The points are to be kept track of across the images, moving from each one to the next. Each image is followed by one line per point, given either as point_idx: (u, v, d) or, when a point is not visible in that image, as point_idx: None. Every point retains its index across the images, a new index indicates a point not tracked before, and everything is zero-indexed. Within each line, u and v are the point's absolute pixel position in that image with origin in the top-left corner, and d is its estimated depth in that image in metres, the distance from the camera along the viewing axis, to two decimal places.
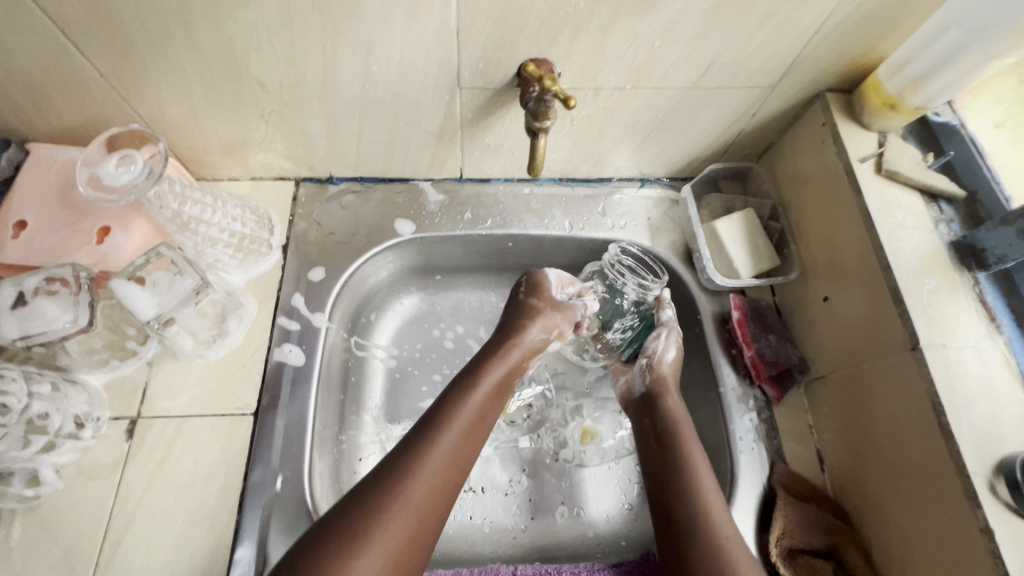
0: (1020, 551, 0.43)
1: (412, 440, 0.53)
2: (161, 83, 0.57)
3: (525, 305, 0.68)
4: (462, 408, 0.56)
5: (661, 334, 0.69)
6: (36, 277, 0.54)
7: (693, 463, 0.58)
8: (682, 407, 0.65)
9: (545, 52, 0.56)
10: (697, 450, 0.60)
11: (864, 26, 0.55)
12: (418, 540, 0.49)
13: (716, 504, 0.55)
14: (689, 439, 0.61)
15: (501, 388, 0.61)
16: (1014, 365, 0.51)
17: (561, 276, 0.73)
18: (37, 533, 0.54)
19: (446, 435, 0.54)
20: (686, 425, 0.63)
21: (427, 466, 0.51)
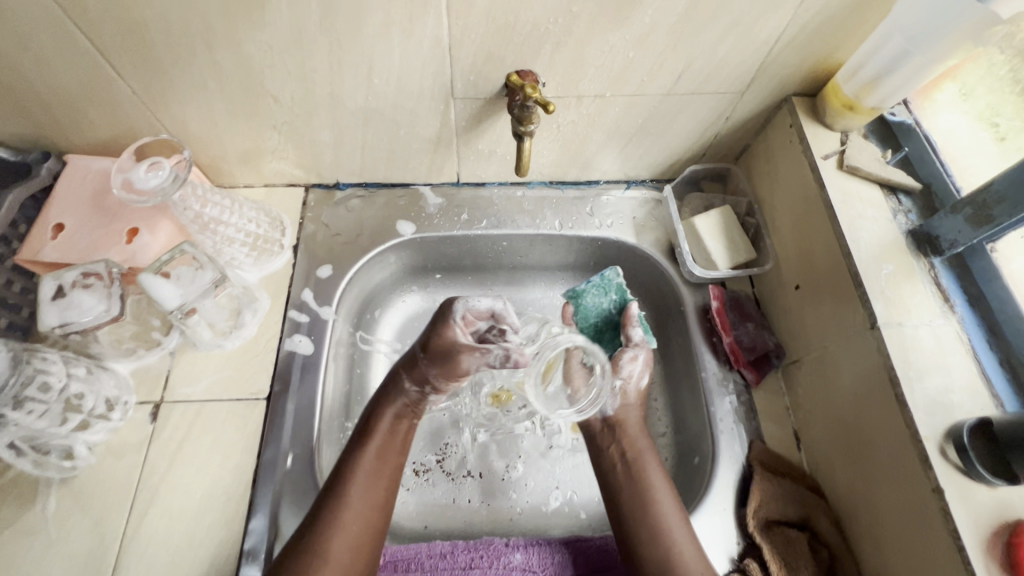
0: (967, 509, 0.47)
1: (320, 510, 0.57)
2: (186, 98, 0.64)
3: (406, 359, 0.66)
4: (360, 469, 0.59)
5: (639, 357, 0.69)
6: (74, 272, 0.61)
7: (658, 495, 0.60)
8: (645, 440, 0.66)
9: (530, 64, 0.62)
10: (662, 483, 0.62)
11: (820, 35, 0.60)
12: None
13: (688, 543, 0.57)
14: (653, 473, 0.63)
15: (393, 441, 0.64)
16: (966, 341, 0.55)
17: (468, 314, 0.65)
18: (71, 504, 0.60)
19: (353, 498, 0.57)
20: (650, 455, 0.65)
21: (342, 532, 0.55)
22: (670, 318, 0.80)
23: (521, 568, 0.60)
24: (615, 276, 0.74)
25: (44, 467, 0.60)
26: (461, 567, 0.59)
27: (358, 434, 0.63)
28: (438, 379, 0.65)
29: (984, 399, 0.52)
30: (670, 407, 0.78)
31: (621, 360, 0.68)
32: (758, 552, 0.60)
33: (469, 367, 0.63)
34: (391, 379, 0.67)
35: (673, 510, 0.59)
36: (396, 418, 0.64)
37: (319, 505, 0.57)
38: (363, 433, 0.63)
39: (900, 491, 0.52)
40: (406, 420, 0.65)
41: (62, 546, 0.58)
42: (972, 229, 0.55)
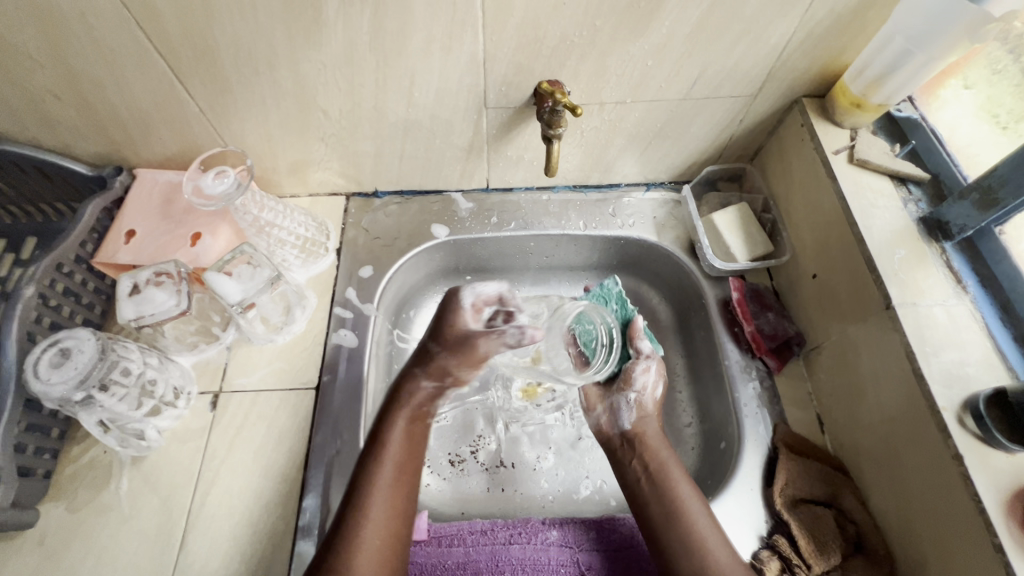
0: (988, 473, 0.49)
1: (339, 529, 0.57)
2: (246, 115, 0.71)
3: (419, 354, 0.69)
4: (376, 482, 0.59)
5: (651, 368, 0.69)
6: (148, 271, 0.67)
7: (685, 503, 0.60)
8: (669, 451, 0.66)
9: (557, 74, 0.67)
10: (690, 494, 0.61)
11: (826, 39, 0.65)
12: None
13: (723, 551, 0.56)
14: (681, 483, 0.62)
15: (408, 449, 0.64)
16: (979, 319, 0.58)
17: (477, 301, 0.69)
18: (142, 483, 0.65)
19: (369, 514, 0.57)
20: (674, 466, 0.64)
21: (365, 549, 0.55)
22: (693, 312, 0.84)
23: (558, 544, 0.63)
24: (614, 285, 0.75)
25: (123, 445, 0.65)
26: (502, 543, 0.63)
27: (371, 445, 0.63)
28: (459, 370, 0.68)
29: (998, 371, 0.55)
30: (694, 398, 0.81)
31: (633, 372, 0.69)
32: (786, 528, 0.62)
33: (487, 351, 0.66)
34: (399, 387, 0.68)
35: (706, 520, 0.58)
36: (404, 429, 0.64)
37: (340, 522, 0.57)
38: (377, 443, 0.63)
39: (928, 474, 0.54)
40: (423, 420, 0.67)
41: (134, 523, 0.63)
42: (980, 213, 0.58)
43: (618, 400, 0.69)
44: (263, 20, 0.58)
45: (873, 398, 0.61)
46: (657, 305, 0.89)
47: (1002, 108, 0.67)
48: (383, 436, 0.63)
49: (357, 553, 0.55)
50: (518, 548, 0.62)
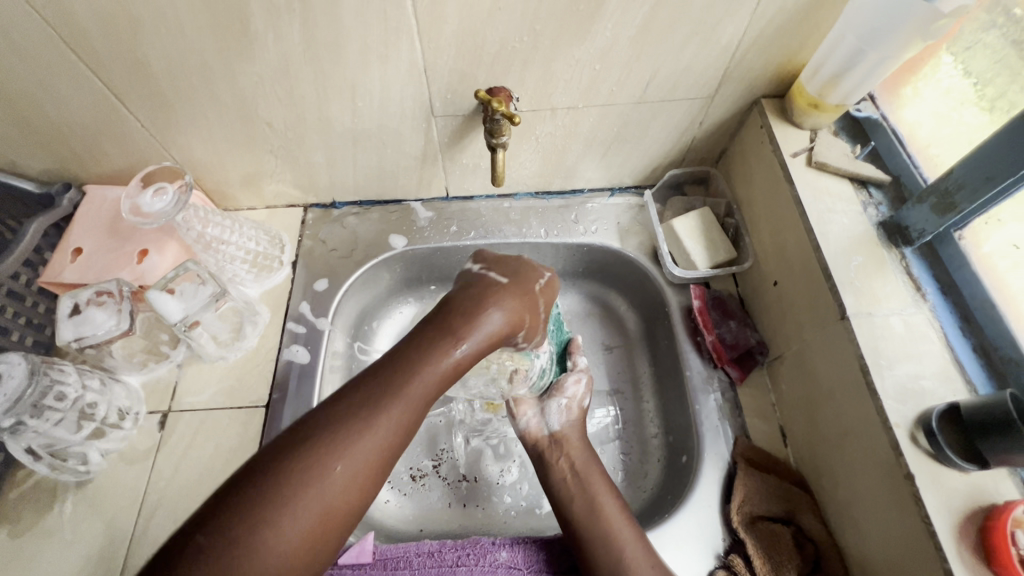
0: (940, 493, 0.47)
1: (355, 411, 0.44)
2: (190, 129, 0.70)
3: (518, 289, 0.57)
4: (420, 373, 0.47)
5: (581, 380, 0.74)
6: (88, 290, 0.66)
7: (604, 503, 0.60)
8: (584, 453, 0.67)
9: (502, 81, 0.66)
10: (607, 493, 0.62)
11: (779, 39, 0.62)
12: (350, 518, 0.43)
13: (631, 544, 0.56)
14: (600, 485, 0.63)
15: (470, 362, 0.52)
16: (938, 328, 0.55)
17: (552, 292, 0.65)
18: (86, 506, 0.64)
19: (397, 401, 0.46)
20: (596, 467, 0.65)
21: (366, 439, 0.44)
22: (659, 320, 0.81)
23: (507, 565, 0.61)
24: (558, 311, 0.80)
25: (60, 471, 0.63)
26: (449, 565, 0.61)
27: (437, 326, 0.51)
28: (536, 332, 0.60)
29: (956, 384, 0.52)
30: (660, 408, 0.79)
31: (566, 379, 0.73)
32: (742, 547, 0.60)
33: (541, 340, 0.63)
34: (490, 299, 0.53)
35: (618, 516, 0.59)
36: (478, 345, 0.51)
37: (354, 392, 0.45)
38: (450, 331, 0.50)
39: (881, 493, 0.52)
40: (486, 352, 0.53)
41: (76, 548, 0.62)
42: (938, 217, 0.56)
43: (547, 403, 0.72)
44: (191, 32, 0.57)
45: (828, 412, 0.59)
46: (625, 313, 0.87)
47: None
48: (461, 326, 0.50)
49: (360, 438, 0.43)
50: (465, 570, 0.61)
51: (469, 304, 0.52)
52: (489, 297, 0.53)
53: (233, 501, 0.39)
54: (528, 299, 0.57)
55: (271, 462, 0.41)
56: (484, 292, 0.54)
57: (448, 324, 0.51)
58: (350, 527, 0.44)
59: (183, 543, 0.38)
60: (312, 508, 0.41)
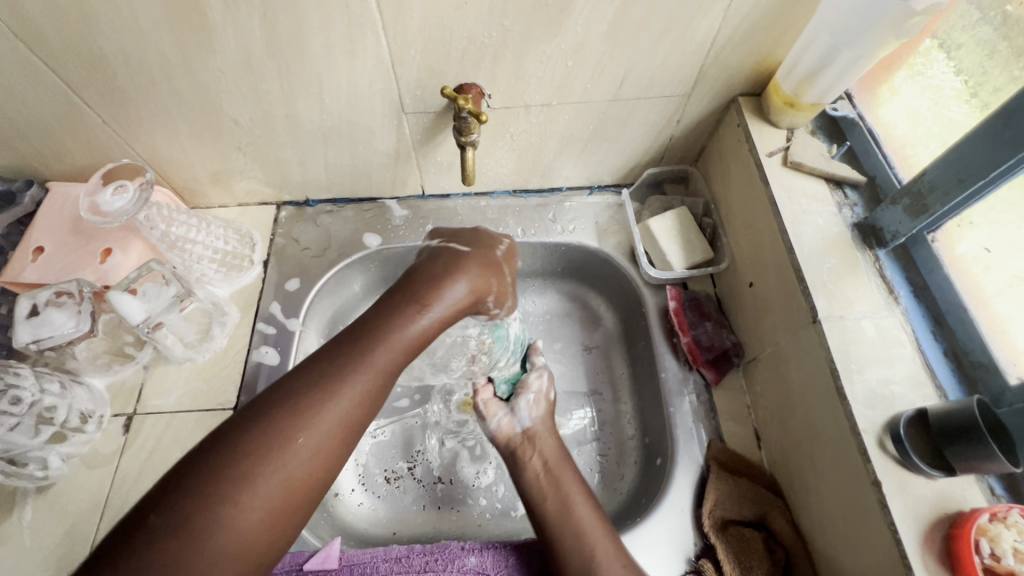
0: (907, 501, 0.46)
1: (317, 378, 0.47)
2: (153, 125, 0.68)
3: (483, 258, 0.59)
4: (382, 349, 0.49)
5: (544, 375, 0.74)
6: (47, 291, 0.64)
7: (577, 506, 0.60)
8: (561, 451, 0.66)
9: (472, 77, 0.64)
10: (579, 495, 0.61)
11: (754, 35, 0.61)
12: (318, 488, 0.45)
13: (603, 542, 0.56)
14: (572, 487, 0.62)
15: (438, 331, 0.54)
16: (910, 332, 0.54)
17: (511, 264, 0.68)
18: (46, 512, 0.63)
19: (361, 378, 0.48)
20: (568, 467, 0.64)
21: (331, 413, 0.46)
22: (636, 321, 0.80)
23: (476, 570, 0.60)
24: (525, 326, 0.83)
25: (15, 476, 0.62)
26: (416, 570, 0.60)
27: (399, 302, 0.52)
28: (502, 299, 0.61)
29: (926, 389, 0.51)
30: (637, 409, 0.78)
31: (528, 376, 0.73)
32: (713, 553, 0.59)
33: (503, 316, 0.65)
34: (456, 271, 0.56)
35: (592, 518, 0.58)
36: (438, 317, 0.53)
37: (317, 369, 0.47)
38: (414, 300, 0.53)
39: (850, 499, 0.51)
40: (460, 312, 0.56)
41: (35, 554, 0.61)
42: (910, 219, 0.55)
43: (516, 401, 0.71)
44: (147, 26, 0.55)
45: (798, 419, 0.59)
46: (604, 314, 0.86)
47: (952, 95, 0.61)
48: (425, 297, 0.53)
49: (324, 406, 0.46)
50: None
51: (434, 273, 0.55)
52: (456, 268, 0.56)
53: (194, 480, 0.41)
54: (493, 269, 0.59)
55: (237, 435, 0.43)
56: (451, 260, 0.57)
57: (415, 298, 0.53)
58: (316, 498, 0.46)
59: (143, 523, 0.39)
60: (279, 479, 0.43)
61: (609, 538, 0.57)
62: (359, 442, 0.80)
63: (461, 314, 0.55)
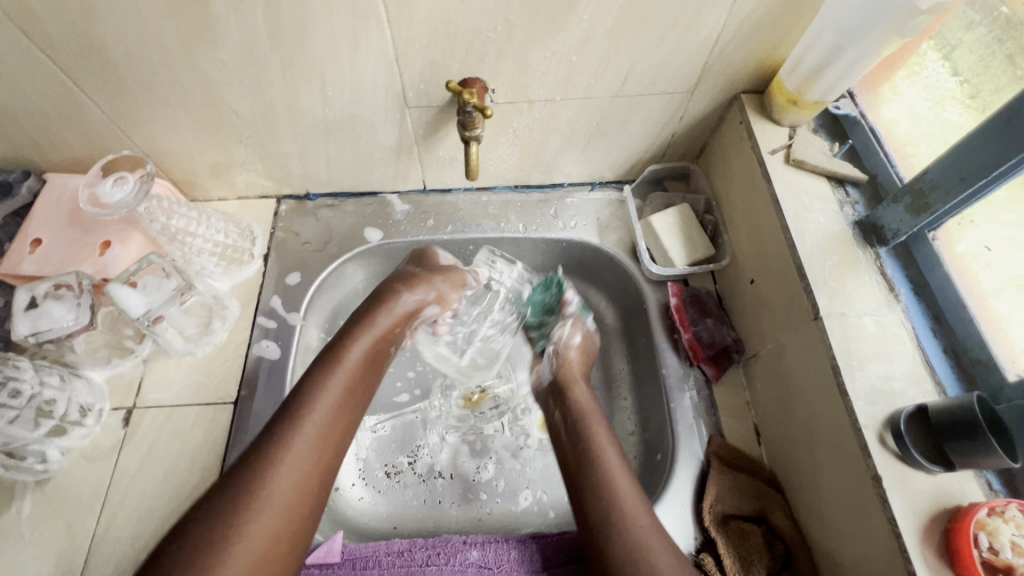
0: (906, 495, 0.47)
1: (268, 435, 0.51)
2: (153, 117, 0.67)
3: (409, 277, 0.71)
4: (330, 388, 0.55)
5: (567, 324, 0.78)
6: (46, 283, 0.63)
7: (603, 453, 0.61)
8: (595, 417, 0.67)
9: (476, 72, 0.64)
10: (607, 441, 0.63)
11: (758, 33, 0.61)
12: (297, 535, 0.48)
13: (627, 489, 0.57)
14: (598, 432, 0.64)
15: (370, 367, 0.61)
16: (910, 329, 0.55)
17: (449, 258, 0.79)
18: (44, 506, 0.62)
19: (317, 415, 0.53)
20: (596, 415, 0.67)
21: (295, 451, 0.50)
22: (636, 317, 0.81)
23: (478, 564, 0.61)
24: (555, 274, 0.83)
25: (19, 471, 0.62)
26: (419, 564, 0.60)
27: (326, 355, 0.59)
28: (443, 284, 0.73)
29: (926, 386, 0.52)
30: (637, 405, 0.78)
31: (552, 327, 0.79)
32: (714, 547, 0.60)
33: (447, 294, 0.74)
34: (383, 300, 0.67)
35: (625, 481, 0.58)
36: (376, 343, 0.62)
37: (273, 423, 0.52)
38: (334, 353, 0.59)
39: (849, 494, 0.51)
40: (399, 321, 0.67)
41: (34, 548, 0.60)
42: (912, 217, 0.55)
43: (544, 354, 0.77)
44: (149, 16, 0.54)
45: (799, 415, 0.59)
46: (604, 310, 0.87)
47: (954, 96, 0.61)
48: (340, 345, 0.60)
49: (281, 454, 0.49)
50: (435, 570, 0.60)
51: (360, 315, 0.65)
52: (387, 294, 0.68)
53: (173, 553, 0.43)
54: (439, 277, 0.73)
55: (212, 499, 0.46)
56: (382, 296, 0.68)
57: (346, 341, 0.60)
58: (301, 545, 0.48)
59: None
60: (265, 521, 0.46)
61: (633, 487, 0.58)
62: (359, 437, 0.80)
63: (403, 325, 0.67)
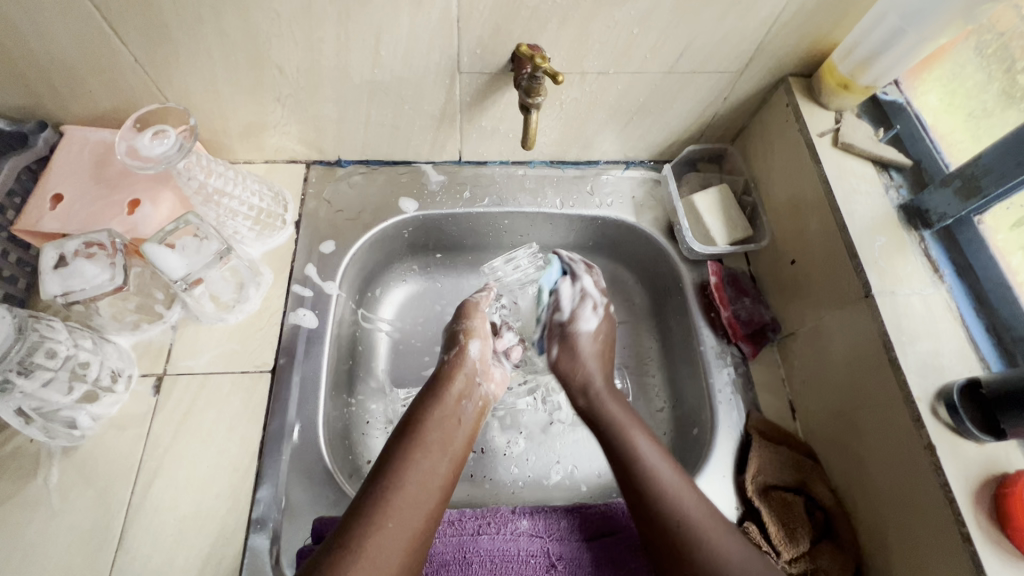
0: (958, 463, 0.50)
1: (361, 509, 0.53)
2: (190, 69, 0.63)
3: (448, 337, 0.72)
4: (410, 468, 0.57)
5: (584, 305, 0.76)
6: (75, 241, 0.59)
7: (639, 447, 0.62)
8: (620, 408, 0.68)
9: (536, 38, 0.62)
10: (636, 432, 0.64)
11: (817, 15, 0.62)
12: None
13: (671, 476, 0.59)
14: (625, 422, 0.65)
15: (455, 435, 0.63)
16: (955, 308, 0.57)
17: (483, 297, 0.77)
18: (73, 474, 0.59)
19: (405, 495, 0.55)
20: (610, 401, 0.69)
21: (388, 535, 0.52)
22: (669, 296, 0.82)
23: (529, 534, 0.61)
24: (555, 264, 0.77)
25: (50, 436, 0.58)
26: (470, 533, 0.60)
27: (405, 433, 0.61)
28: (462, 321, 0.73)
29: (971, 361, 0.55)
30: (667, 382, 0.80)
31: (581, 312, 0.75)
32: (757, 515, 0.61)
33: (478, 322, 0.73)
34: (441, 368, 0.69)
35: (669, 470, 0.59)
36: (446, 412, 0.64)
37: (359, 505, 0.54)
38: (415, 422, 0.62)
39: (899, 462, 0.54)
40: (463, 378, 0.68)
41: (65, 517, 0.58)
42: (960, 202, 0.58)
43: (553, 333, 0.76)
44: None
45: (849, 405, 0.60)
46: (633, 288, 0.88)
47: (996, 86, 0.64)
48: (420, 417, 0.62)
49: (372, 535, 0.51)
50: (487, 539, 0.60)
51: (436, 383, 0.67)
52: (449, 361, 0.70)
53: None
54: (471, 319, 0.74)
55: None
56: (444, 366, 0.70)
57: (419, 417, 0.62)
58: None
59: None
60: None
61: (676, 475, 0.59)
62: (389, 409, 0.78)
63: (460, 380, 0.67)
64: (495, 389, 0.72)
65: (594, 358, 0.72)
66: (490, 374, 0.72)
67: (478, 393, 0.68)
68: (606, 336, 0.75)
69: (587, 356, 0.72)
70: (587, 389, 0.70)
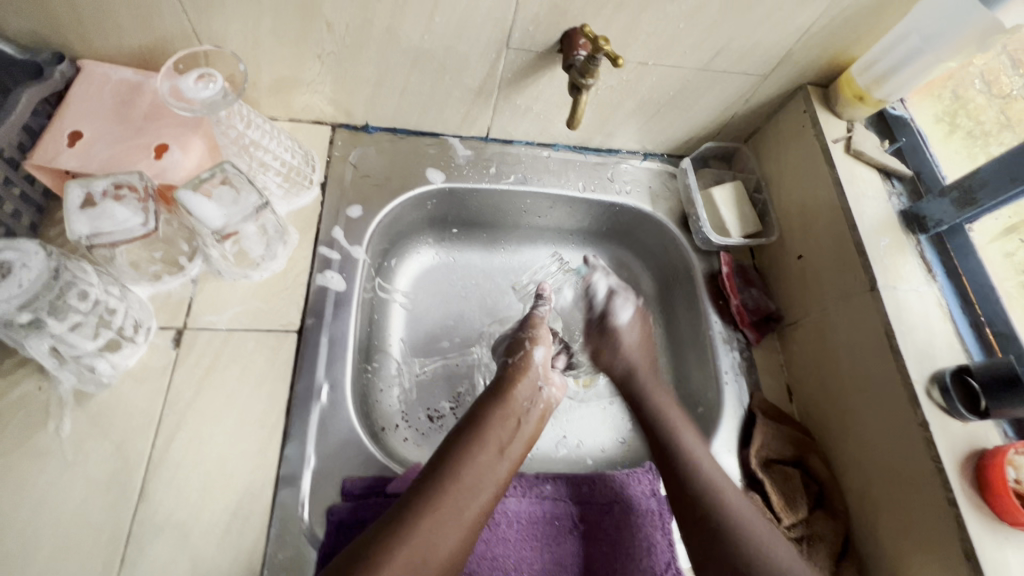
0: (947, 438, 0.56)
1: (418, 494, 0.54)
2: (232, 16, 0.61)
3: (511, 345, 0.74)
4: (469, 459, 0.58)
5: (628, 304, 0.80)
6: (104, 181, 0.56)
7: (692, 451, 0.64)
8: (665, 394, 0.71)
9: (588, 22, 0.64)
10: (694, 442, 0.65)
11: (845, 28, 0.67)
12: None
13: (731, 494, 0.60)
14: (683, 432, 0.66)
15: (518, 441, 0.63)
16: (945, 306, 0.64)
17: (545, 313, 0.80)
18: (88, 424, 0.57)
19: (461, 486, 0.56)
20: (663, 397, 0.71)
21: (441, 523, 0.53)
22: (676, 284, 0.86)
23: (552, 497, 0.64)
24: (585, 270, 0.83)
25: (82, 382, 0.58)
26: None
27: (464, 428, 0.62)
28: (528, 330, 0.76)
29: (958, 351, 0.61)
30: (672, 366, 0.84)
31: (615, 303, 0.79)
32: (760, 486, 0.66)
33: (542, 329, 0.77)
34: (506, 371, 0.70)
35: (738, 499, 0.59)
36: (508, 412, 0.64)
37: (415, 491, 0.55)
38: (474, 420, 0.63)
39: (894, 439, 0.60)
40: (529, 384, 0.69)
41: (80, 468, 0.55)
42: (956, 210, 0.64)
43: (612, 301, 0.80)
44: None
45: (849, 388, 0.66)
46: (640, 275, 0.91)
47: (989, 113, 0.71)
48: (484, 415, 0.63)
49: (423, 518, 0.52)
50: (514, 502, 0.62)
51: (500, 383, 0.68)
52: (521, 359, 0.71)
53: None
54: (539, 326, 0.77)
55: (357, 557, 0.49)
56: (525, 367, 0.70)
57: (480, 415, 0.64)
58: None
59: None
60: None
61: (743, 500, 0.59)
62: (403, 379, 0.79)
63: (519, 386, 0.68)
64: (558, 393, 0.73)
65: (634, 346, 0.76)
66: (551, 378, 0.73)
67: (541, 397, 0.69)
68: (641, 328, 0.79)
69: (630, 346, 0.76)
70: (629, 377, 0.74)
